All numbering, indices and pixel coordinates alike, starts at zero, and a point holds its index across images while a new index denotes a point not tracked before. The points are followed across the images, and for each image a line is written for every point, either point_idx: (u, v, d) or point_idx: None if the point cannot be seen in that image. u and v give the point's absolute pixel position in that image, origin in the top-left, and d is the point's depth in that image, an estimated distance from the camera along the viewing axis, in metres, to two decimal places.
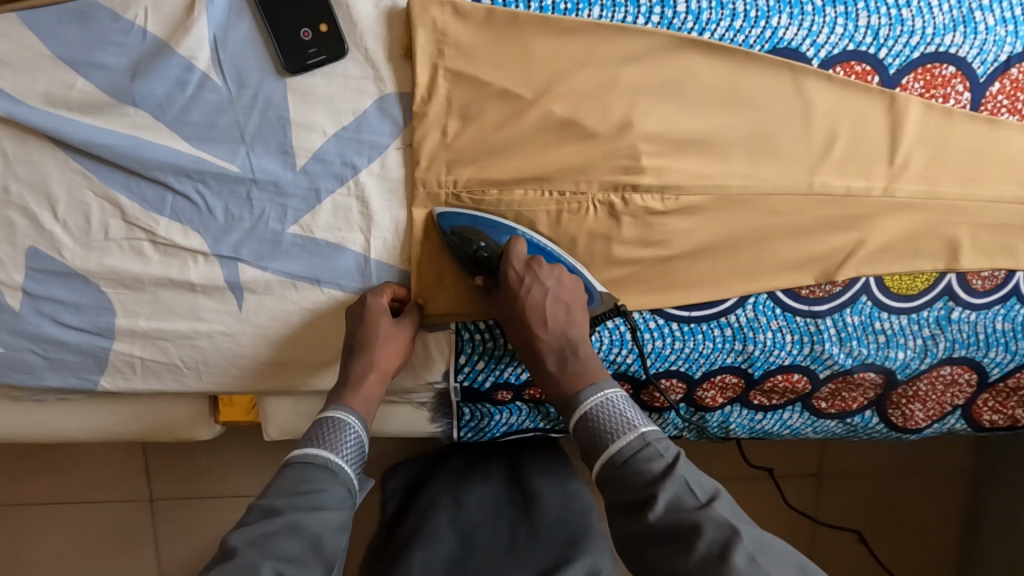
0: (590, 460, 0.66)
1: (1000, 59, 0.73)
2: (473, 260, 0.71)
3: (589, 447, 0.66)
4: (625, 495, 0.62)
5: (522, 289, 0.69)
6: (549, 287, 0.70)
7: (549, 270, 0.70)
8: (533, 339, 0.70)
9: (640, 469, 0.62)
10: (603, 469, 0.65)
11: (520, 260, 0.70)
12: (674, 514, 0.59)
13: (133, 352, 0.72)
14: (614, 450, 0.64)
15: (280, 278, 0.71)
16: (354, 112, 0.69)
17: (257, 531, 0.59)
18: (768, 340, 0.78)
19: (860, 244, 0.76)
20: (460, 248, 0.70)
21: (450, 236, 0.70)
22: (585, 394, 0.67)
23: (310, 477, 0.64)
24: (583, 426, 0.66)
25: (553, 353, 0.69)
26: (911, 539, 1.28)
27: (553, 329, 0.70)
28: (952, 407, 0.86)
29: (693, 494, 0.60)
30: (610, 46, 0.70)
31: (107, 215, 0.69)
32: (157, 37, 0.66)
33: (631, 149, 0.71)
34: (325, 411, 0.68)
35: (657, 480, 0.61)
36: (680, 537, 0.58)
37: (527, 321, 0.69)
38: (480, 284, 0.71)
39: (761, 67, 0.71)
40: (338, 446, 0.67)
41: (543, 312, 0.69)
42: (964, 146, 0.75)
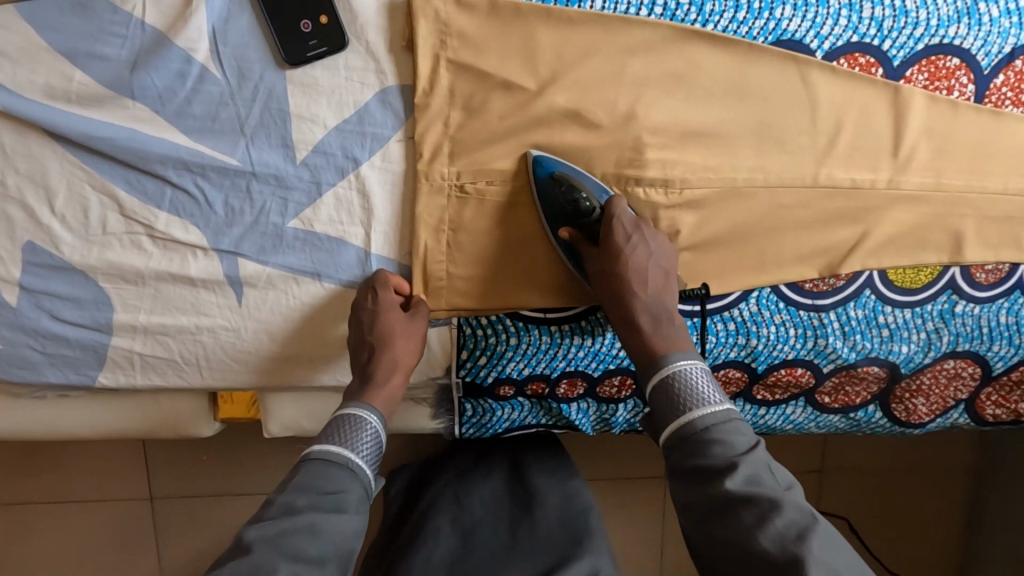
0: (661, 420, 0.62)
1: (1005, 50, 0.72)
2: (571, 210, 0.69)
3: (669, 407, 0.61)
4: (702, 464, 0.58)
5: (628, 246, 0.67)
6: (652, 250, 0.69)
7: (652, 232, 0.70)
8: (630, 295, 0.67)
9: (722, 441, 0.58)
10: (677, 432, 0.60)
11: (629, 218, 0.69)
12: (753, 487, 0.56)
13: (132, 348, 0.72)
14: (697, 415, 0.60)
15: (282, 272, 0.71)
16: (356, 104, 0.68)
17: (276, 527, 0.58)
18: (771, 334, 0.78)
19: (864, 237, 0.76)
20: (560, 194, 0.68)
21: (550, 182, 0.69)
22: (675, 356, 0.63)
23: (329, 477, 0.62)
24: (668, 385, 0.62)
25: (648, 314, 0.67)
26: (913, 535, 1.29)
27: (650, 293, 0.68)
28: (955, 401, 0.86)
29: (774, 477, 0.58)
30: (613, 37, 0.69)
31: (105, 209, 0.68)
32: (156, 29, 0.65)
33: (634, 142, 0.71)
34: (351, 408, 0.67)
35: (741, 453, 0.57)
36: (756, 509, 0.55)
37: (625, 277, 0.67)
38: (564, 237, 0.70)
39: (765, 59, 0.71)
40: (360, 447, 0.65)
41: (644, 273, 0.68)
42: (968, 139, 0.75)
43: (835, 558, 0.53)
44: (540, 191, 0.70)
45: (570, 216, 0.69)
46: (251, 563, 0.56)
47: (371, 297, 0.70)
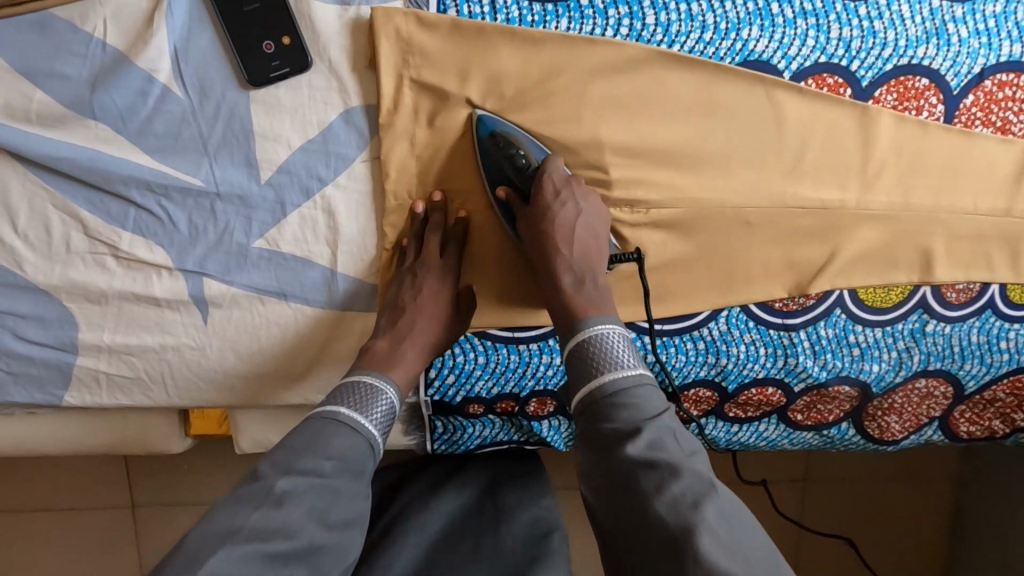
0: (575, 382, 0.64)
1: (974, 71, 0.72)
2: (507, 167, 0.68)
3: (581, 370, 0.63)
4: (606, 425, 0.61)
5: (555, 202, 0.67)
6: (582, 208, 0.68)
7: (585, 191, 0.69)
8: (554, 256, 0.68)
9: (630, 404, 0.61)
10: (588, 394, 0.63)
11: (560, 175, 0.68)
12: (653, 452, 0.58)
13: (98, 366, 0.72)
14: (608, 379, 0.62)
15: (246, 291, 0.70)
16: (320, 124, 0.68)
17: (306, 485, 0.59)
18: (741, 353, 0.78)
19: (833, 256, 0.76)
20: (499, 152, 0.68)
21: (489, 141, 0.68)
22: (596, 320, 0.65)
23: (354, 445, 0.63)
24: (584, 350, 0.64)
25: (571, 273, 0.67)
26: (895, 545, 1.29)
27: (575, 251, 0.68)
28: (929, 419, 0.86)
29: (677, 443, 0.60)
30: (578, 58, 0.68)
31: (68, 229, 0.68)
32: (117, 49, 0.65)
33: (600, 162, 0.70)
34: (378, 380, 0.66)
35: (645, 418, 0.60)
36: (655, 474, 0.58)
37: (551, 237, 0.67)
38: (502, 196, 0.70)
39: (732, 80, 0.70)
40: (382, 421, 0.66)
41: (571, 232, 0.68)
42: (937, 158, 0.75)
43: (727, 526, 0.56)
44: (480, 152, 0.69)
45: (508, 173, 0.69)
46: (281, 518, 0.57)
47: (437, 273, 0.70)
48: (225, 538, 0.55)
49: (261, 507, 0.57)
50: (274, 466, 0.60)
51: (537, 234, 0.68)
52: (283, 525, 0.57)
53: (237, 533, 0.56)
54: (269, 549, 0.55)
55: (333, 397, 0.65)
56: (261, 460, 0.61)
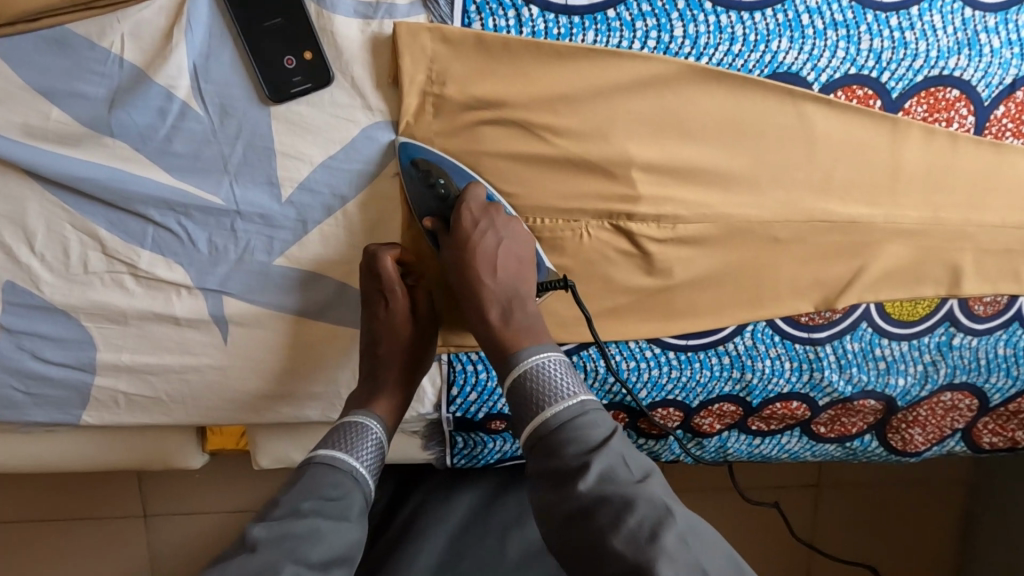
0: (518, 420, 0.61)
1: (1005, 82, 0.71)
2: (428, 195, 0.66)
3: (522, 406, 0.60)
4: (555, 462, 0.57)
5: (475, 232, 0.64)
6: (504, 236, 0.65)
7: (508, 220, 0.66)
8: (477, 285, 0.65)
9: (576, 438, 0.58)
10: (533, 431, 0.59)
11: (479, 204, 0.65)
12: (604, 485, 0.55)
13: (118, 387, 0.71)
14: (551, 413, 0.59)
15: (268, 310, 0.69)
16: (342, 141, 0.66)
17: (280, 530, 0.56)
18: (767, 368, 0.77)
19: (861, 271, 0.75)
20: (421, 183, 0.66)
21: (410, 168, 0.66)
22: (532, 348, 0.62)
23: (336, 481, 0.60)
24: (521, 382, 0.60)
25: (497, 306, 0.64)
26: (909, 552, 1.28)
27: (500, 280, 0.65)
28: (951, 431, 0.85)
29: (628, 469, 0.57)
30: (605, 72, 0.67)
31: (87, 248, 0.67)
32: (136, 66, 0.64)
33: (626, 177, 0.69)
34: (359, 415, 0.65)
35: (592, 449, 0.57)
36: (610, 509, 0.54)
37: (471, 267, 0.64)
38: (428, 226, 0.67)
39: (760, 93, 0.69)
40: (367, 455, 0.64)
41: (493, 262, 0.65)
42: (968, 168, 0.74)
43: (691, 553, 0.53)
44: (405, 179, 0.67)
45: (430, 202, 0.67)
46: (256, 562, 0.54)
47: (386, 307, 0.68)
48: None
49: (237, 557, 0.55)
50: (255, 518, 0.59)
51: (458, 265, 0.65)
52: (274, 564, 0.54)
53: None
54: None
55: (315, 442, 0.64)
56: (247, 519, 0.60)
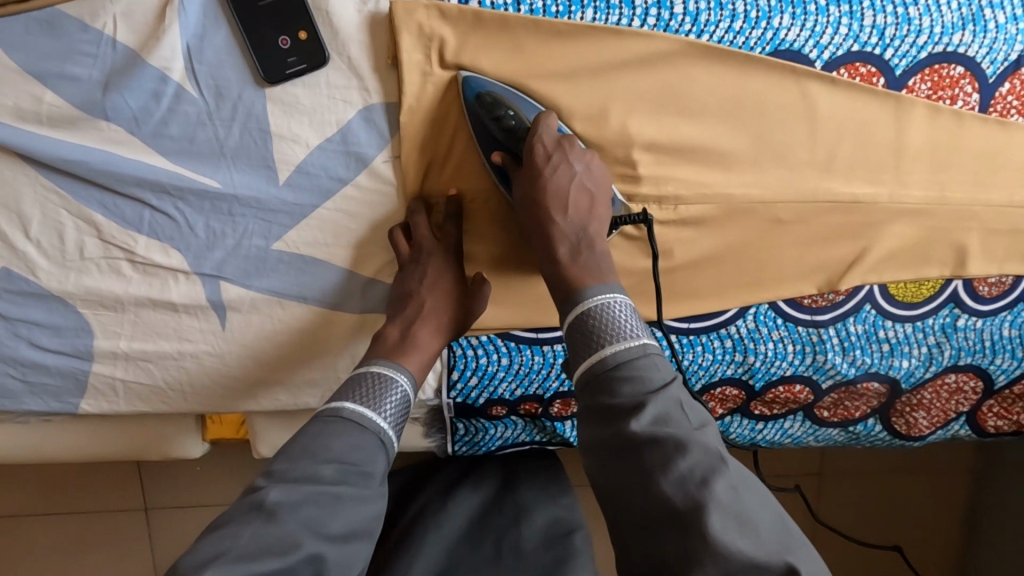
0: (576, 355, 0.60)
1: (1011, 58, 0.70)
2: (495, 129, 0.64)
3: (581, 342, 0.60)
4: (609, 398, 0.57)
5: (547, 166, 0.63)
6: (577, 171, 0.64)
7: (579, 151, 0.65)
8: (548, 224, 0.64)
9: (633, 378, 0.57)
10: (590, 368, 0.59)
11: (551, 136, 0.64)
12: (657, 426, 0.55)
13: (115, 374, 0.70)
14: (610, 351, 0.58)
15: (266, 296, 0.69)
16: (338, 124, 0.65)
17: (299, 496, 0.55)
18: (769, 351, 0.76)
19: (865, 251, 0.74)
20: (485, 114, 0.64)
21: (475, 103, 0.64)
22: (597, 289, 0.61)
23: (361, 443, 0.59)
24: (583, 320, 0.60)
25: (566, 243, 0.63)
26: (913, 538, 1.28)
27: (570, 218, 0.64)
28: (957, 414, 0.84)
29: (685, 416, 0.56)
30: (604, 50, 0.66)
31: (82, 234, 0.66)
32: (128, 47, 0.63)
33: (627, 158, 0.68)
34: (388, 367, 0.63)
35: (650, 391, 0.56)
36: (662, 451, 0.54)
37: (543, 207, 0.64)
38: (497, 161, 0.65)
39: (762, 71, 0.68)
40: (394, 414, 0.62)
41: (565, 200, 0.64)
42: (973, 147, 0.73)
43: (742, 506, 0.53)
44: (469, 115, 0.65)
45: (498, 137, 0.65)
46: (272, 533, 0.53)
47: (442, 257, 0.67)
48: (201, 567, 0.51)
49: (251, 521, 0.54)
50: (270, 476, 0.57)
51: (530, 208, 0.64)
52: (290, 540, 0.53)
53: (222, 556, 0.51)
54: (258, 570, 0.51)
55: (340, 392, 0.62)
56: (259, 473, 0.58)
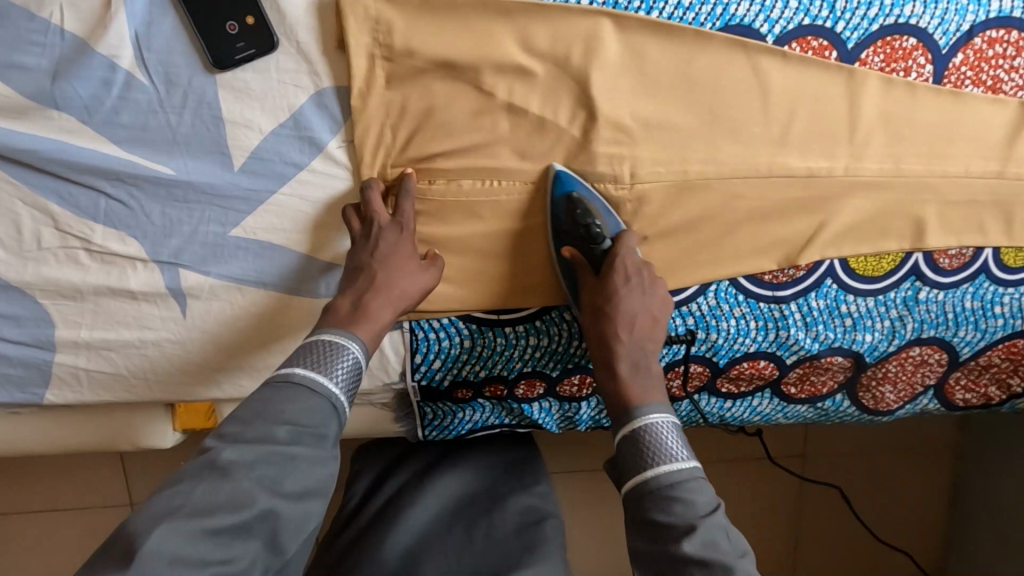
0: (628, 470, 0.62)
1: (963, 28, 0.70)
2: (579, 231, 0.70)
3: (636, 458, 0.62)
4: (660, 514, 0.59)
5: (622, 286, 0.68)
6: (645, 298, 0.68)
7: (655, 282, 0.69)
8: (613, 339, 0.67)
9: (685, 499, 0.59)
10: (643, 483, 0.60)
11: (632, 261, 0.69)
12: (707, 551, 0.57)
13: (78, 363, 0.70)
14: (662, 470, 0.60)
15: (225, 282, 0.69)
16: (290, 108, 0.66)
17: (252, 454, 0.57)
18: (731, 327, 0.76)
19: (823, 226, 0.74)
20: (573, 216, 0.69)
21: (563, 201, 0.69)
22: (647, 408, 0.63)
23: (313, 407, 0.60)
24: (633, 439, 0.62)
25: (627, 362, 0.67)
26: (899, 515, 1.28)
27: (634, 335, 0.68)
28: (923, 387, 0.84)
29: (731, 543, 0.58)
30: (553, 28, 0.66)
31: (38, 223, 0.66)
32: (76, 35, 0.63)
33: (582, 138, 0.69)
34: (339, 337, 0.63)
35: (700, 515, 0.58)
36: (709, 575, 0.56)
37: (612, 321, 0.67)
38: (566, 255, 0.71)
39: (713, 46, 0.68)
40: (345, 380, 0.62)
41: (632, 319, 0.68)
42: (928, 119, 0.73)
43: None
44: (552, 211, 0.70)
45: (579, 237, 0.70)
46: (225, 491, 0.56)
47: (394, 233, 0.67)
48: (159, 519, 0.54)
49: (207, 479, 0.56)
50: (222, 437, 0.59)
51: (596, 322, 0.68)
52: (245, 498, 0.56)
53: (178, 510, 0.54)
54: (212, 524, 0.54)
55: (290, 358, 0.62)
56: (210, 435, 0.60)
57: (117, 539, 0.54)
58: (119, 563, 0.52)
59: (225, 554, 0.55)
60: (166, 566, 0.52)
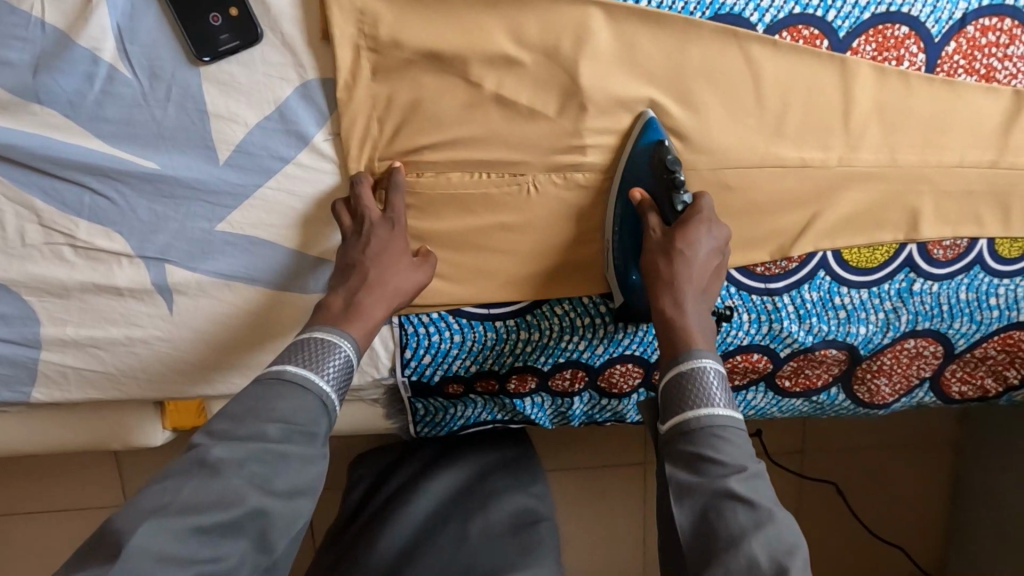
0: (679, 404, 0.59)
1: (956, 16, 0.70)
2: (664, 177, 0.66)
3: (689, 394, 0.59)
4: (709, 451, 0.57)
5: (698, 238, 0.65)
6: (712, 253, 0.66)
7: (721, 238, 0.66)
8: (677, 284, 0.64)
9: (733, 440, 0.58)
10: (693, 419, 0.58)
11: (708, 217, 0.66)
12: (751, 491, 0.56)
13: (65, 362, 0.69)
14: (714, 408, 0.59)
15: (213, 278, 0.68)
16: (276, 101, 0.65)
17: (242, 452, 0.57)
18: (724, 320, 0.76)
19: (816, 217, 0.74)
20: (660, 161, 0.66)
21: (657, 146, 0.66)
22: (700, 352, 0.61)
23: (304, 405, 0.59)
24: (685, 378, 0.60)
25: (691, 308, 0.63)
26: (897, 509, 1.28)
27: (697, 284, 0.65)
28: (919, 380, 0.84)
29: (766, 488, 0.59)
30: (541, 19, 0.66)
31: (23, 220, 0.66)
32: (58, 29, 0.62)
33: (571, 130, 0.68)
34: (331, 334, 0.62)
35: (745, 455, 0.58)
36: (753, 515, 0.55)
37: (680, 268, 0.64)
38: (637, 199, 0.67)
39: (703, 36, 0.68)
40: (336, 378, 0.62)
41: (698, 271, 0.64)
42: (921, 108, 0.72)
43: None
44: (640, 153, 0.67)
45: (657, 182, 0.67)
46: (213, 489, 0.55)
47: (385, 230, 0.66)
48: (147, 517, 0.53)
49: (195, 476, 0.56)
50: (211, 434, 0.58)
51: (663, 266, 0.65)
52: (234, 496, 0.55)
53: (166, 508, 0.54)
54: (200, 522, 0.54)
55: (282, 356, 0.62)
56: (199, 432, 0.59)
57: (103, 537, 0.53)
58: (106, 561, 0.51)
59: (211, 552, 0.54)
60: (152, 563, 0.52)
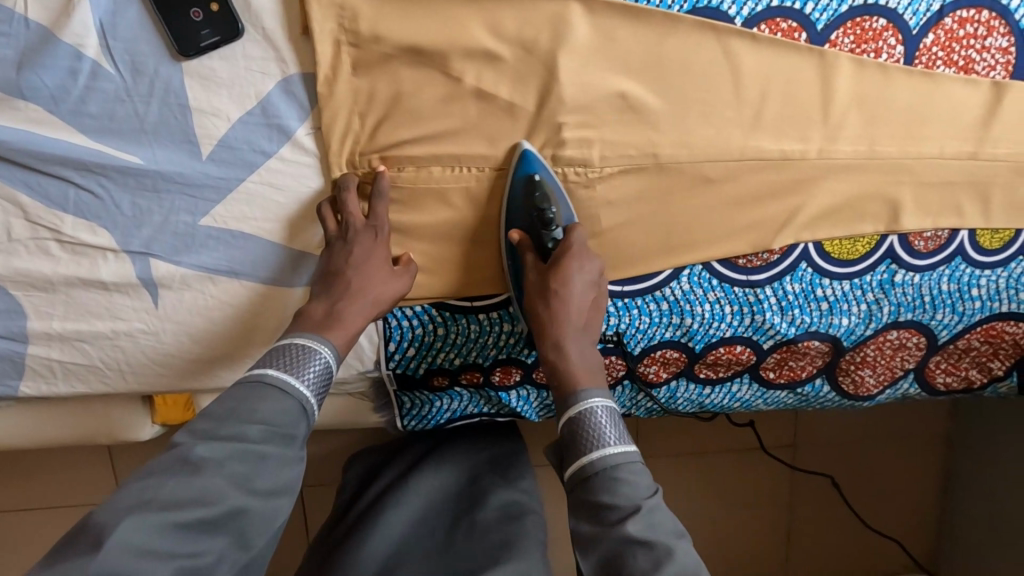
0: (571, 452, 0.62)
1: (933, 8, 0.70)
2: (534, 215, 0.69)
3: (579, 440, 0.62)
4: (604, 496, 0.59)
5: (574, 272, 0.68)
6: (589, 286, 0.69)
7: (596, 270, 0.70)
8: (558, 321, 0.68)
9: (628, 481, 0.60)
10: (586, 466, 0.61)
11: (580, 249, 0.70)
12: (650, 532, 0.58)
13: (51, 355, 0.70)
14: (606, 451, 0.61)
15: (197, 271, 0.69)
16: (258, 95, 0.66)
17: (223, 452, 0.57)
18: (706, 312, 0.76)
19: (796, 209, 0.74)
20: (530, 200, 0.69)
21: (527, 183, 0.69)
22: (585, 392, 0.64)
23: (283, 408, 0.60)
24: (575, 424, 0.63)
25: (573, 344, 0.67)
26: (890, 502, 1.28)
27: (577, 319, 0.68)
28: (904, 371, 0.84)
29: (671, 525, 0.60)
30: (519, 13, 0.66)
31: (8, 215, 0.66)
32: (41, 25, 0.63)
33: (551, 123, 0.69)
34: (312, 341, 0.63)
35: (641, 496, 0.59)
36: (651, 555, 0.57)
37: (558, 304, 0.68)
38: (513, 238, 0.71)
39: (681, 29, 0.68)
40: (315, 384, 0.62)
41: (575, 305, 0.68)
42: (900, 100, 0.73)
43: None
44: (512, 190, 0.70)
45: (528, 219, 0.70)
46: (194, 486, 0.56)
47: (369, 236, 0.67)
48: (128, 513, 0.53)
49: (177, 473, 0.56)
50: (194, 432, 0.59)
51: (547, 302, 0.68)
52: (215, 493, 0.56)
53: (148, 504, 0.54)
54: (182, 518, 0.54)
55: (263, 359, 0.62)
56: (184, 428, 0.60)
57: (86, 530, 0.54)
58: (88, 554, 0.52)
59: (192, 548, 0.54)
60: (133, 558, 0.52)
